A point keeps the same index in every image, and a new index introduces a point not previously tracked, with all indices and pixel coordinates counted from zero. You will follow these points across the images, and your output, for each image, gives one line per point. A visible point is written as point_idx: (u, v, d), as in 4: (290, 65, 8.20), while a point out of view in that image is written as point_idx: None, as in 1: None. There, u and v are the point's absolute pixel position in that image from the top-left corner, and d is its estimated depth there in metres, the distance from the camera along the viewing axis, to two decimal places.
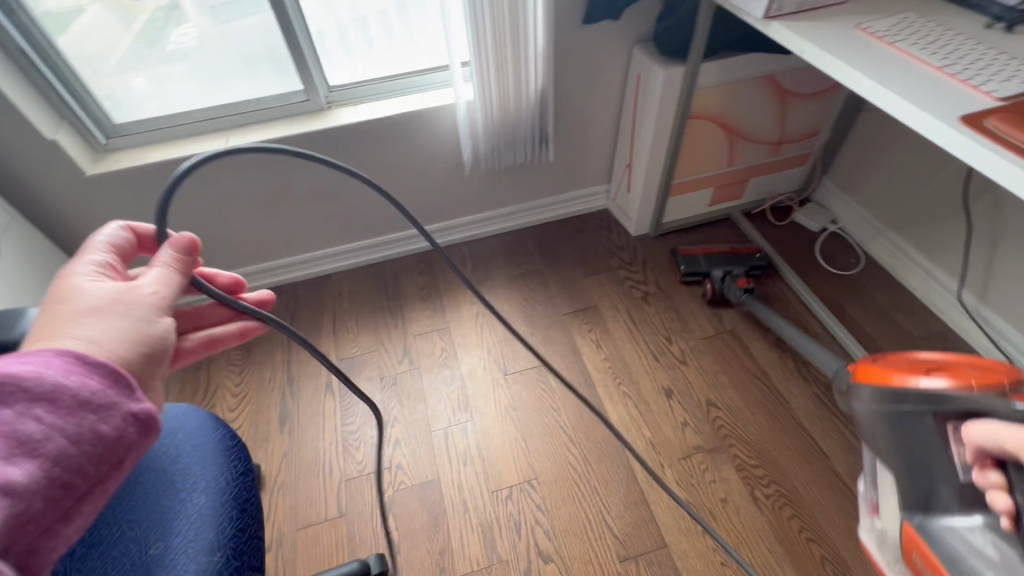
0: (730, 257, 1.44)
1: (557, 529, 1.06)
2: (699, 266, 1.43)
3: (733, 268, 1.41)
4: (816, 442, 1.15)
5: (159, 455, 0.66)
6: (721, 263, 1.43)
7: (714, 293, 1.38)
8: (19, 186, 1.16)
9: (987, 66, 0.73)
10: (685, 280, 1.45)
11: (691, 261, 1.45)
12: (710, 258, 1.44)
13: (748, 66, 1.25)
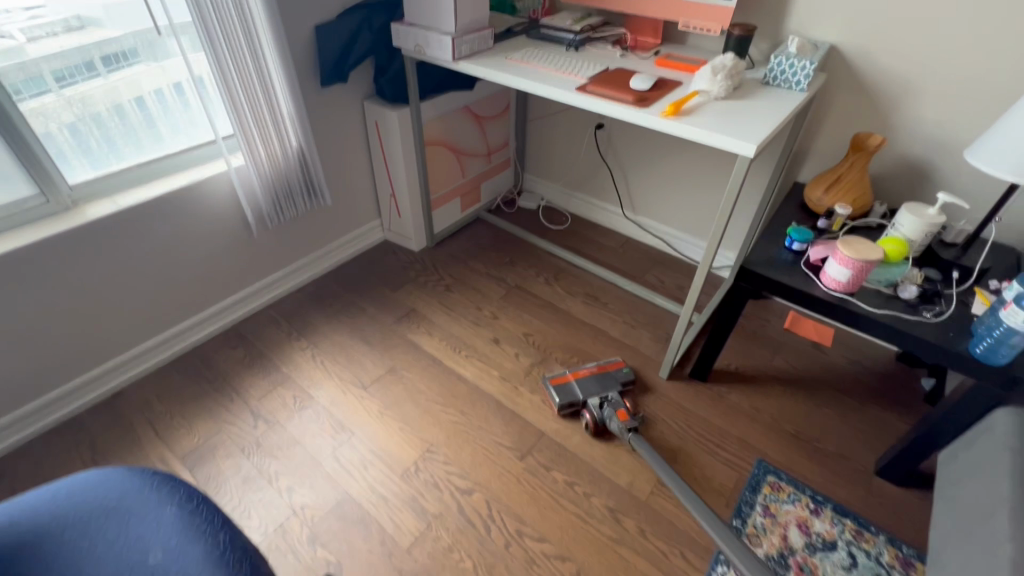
0: (602, 379, 1.40)
1: (467, 467, 1.24)
2: (575, 397, 1.35)
3: (611, 395, 1.34)
4: (597, 326, 1.65)
5: (94, 526, 0.61)
6: (599, 395, 1.35)
7: (595, 425, 1.29)
8: None
9: (576, 65, 1.31)
10: (564, 413, 1.36)
11: (565, 390, 1.37)
12: (583, 385, 1.38)
13: (451, 102, 1.73)
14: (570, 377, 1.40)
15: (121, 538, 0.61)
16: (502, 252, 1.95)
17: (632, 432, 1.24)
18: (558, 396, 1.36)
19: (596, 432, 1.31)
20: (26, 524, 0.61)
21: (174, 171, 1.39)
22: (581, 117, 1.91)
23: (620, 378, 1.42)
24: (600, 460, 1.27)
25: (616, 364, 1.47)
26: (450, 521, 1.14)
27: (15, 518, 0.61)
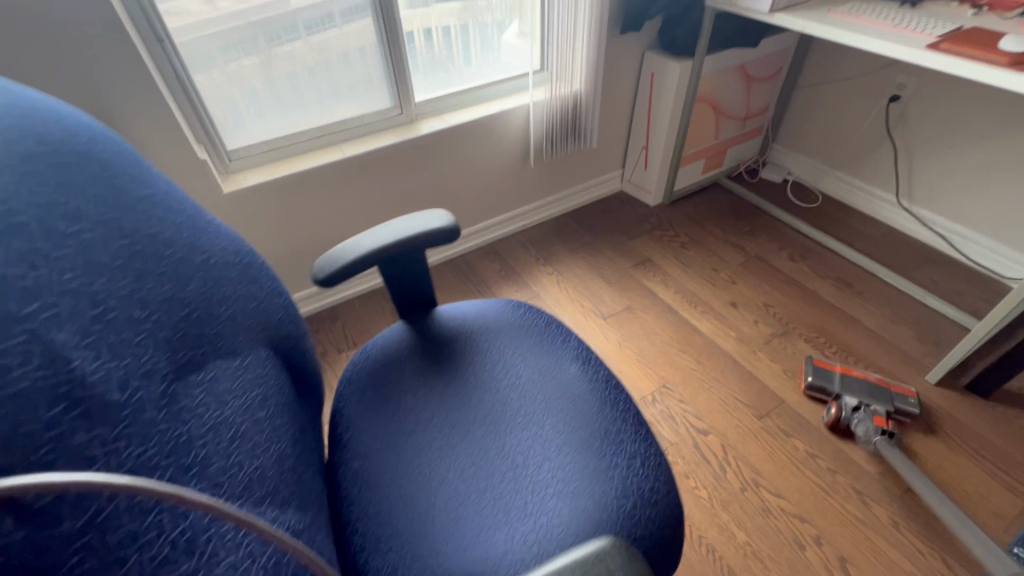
0: (874, 386, 1.27)
1: (702, 411, 1.30)
2: (833, 385, 1.28)
3: (877, 406, 1.22)
4: (848, 312, 1.54)
5: (512, 335, 0.81)
6: (864, 399, 1.23)
7: (837, 420, 1.22)
8: None
9: (918, 21, 1.19)
10: (810, 392, 1.31)
11: (825, 373, 1.31)
12: (848, 380, 1.29)
13: (731, 59, 1.69)
14: (838, 368, 1.32)
15: (519, 350, 0.78)
16: (741, 220, 1.90)
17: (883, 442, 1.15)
18: (813, 373, 1.31)
19: (834, 425, 1.24)
20: (471, 323, 0.83)
21: (481, 102, 1.62)
22: (871, 86, 1.73)
23: (901, 403, 1.25)
24: (847, 443, 1.22)
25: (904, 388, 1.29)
26: (685, 452, 1.22)
27: (463, 318, 0.84)
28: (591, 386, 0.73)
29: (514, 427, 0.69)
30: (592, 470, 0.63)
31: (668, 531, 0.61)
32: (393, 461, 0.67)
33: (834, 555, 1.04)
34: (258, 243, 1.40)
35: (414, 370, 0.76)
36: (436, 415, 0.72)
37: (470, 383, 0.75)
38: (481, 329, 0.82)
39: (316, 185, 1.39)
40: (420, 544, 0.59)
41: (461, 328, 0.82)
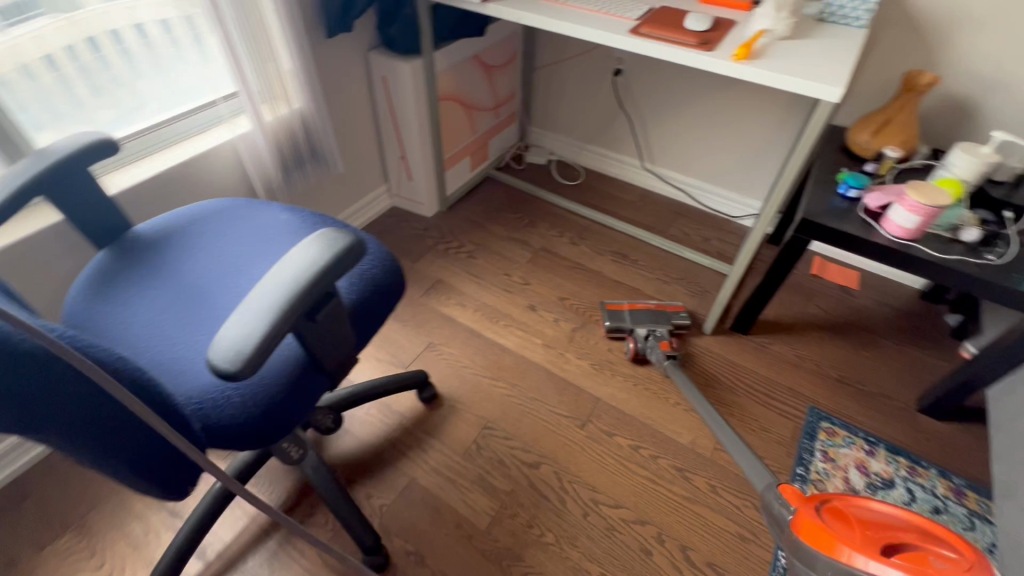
0: (656, 314, 1.42)
1: (530, 442, 1.21)
2: (624, 323, 1.40)
3: (660, 330, 1.37)
4: (630, 284, 1.61)
5: (226, 216, 0.98)
6: (649, 327, 1.38)
7: (636, 354, 1.36)
8: None
9: (618, 5, 1.19)
10: (611, 335, 1.43)
11: (617, 315, 1.43)
12: (636, 315, 1.42)
13: (462, 49, 1.56)
14: (625, 306, 1.44)
15: (238, 222, 0.97)
16: (519, 212, 1.86)
17: (671, 364, 1.31)
18: (608, 317, 1.42)
19: (636, 358, 1.38)
20: (186, 220, 0.97)
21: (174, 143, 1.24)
22: (596, 62, 1.78)
23: (678, 317, 1.42)
24: (660, 422, 1.26)
25: (675, 305, 1.47)
26: (524, 497, 1.12)
27: (177, 220, 0.97)
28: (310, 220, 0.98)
29: (257, 266, 0.89)
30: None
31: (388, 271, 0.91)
32: (152, 323, 0.81)
33: (676, 546, 1.06)
34: None
35: (146, 273, 0.88)
36: (182, 285, 0.87)
37: (205, 258, 0.91)
38: (194, 222, 0.97)
39: None
40: (206, 360, 0.78)
41: (177, 228, 0.96)
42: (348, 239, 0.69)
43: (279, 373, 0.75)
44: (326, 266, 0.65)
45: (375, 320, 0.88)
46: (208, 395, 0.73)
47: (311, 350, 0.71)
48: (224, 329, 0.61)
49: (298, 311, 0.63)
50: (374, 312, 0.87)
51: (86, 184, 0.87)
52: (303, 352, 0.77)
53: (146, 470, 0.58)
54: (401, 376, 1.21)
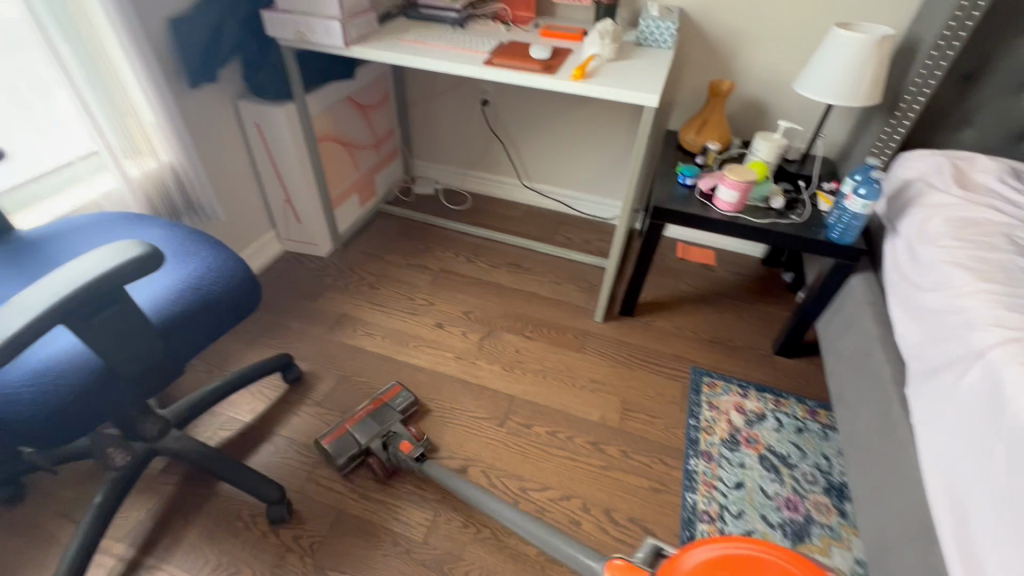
0: (378, 413, 1.23)
1: (455, 448, 1.26)
2: (356, 445, 1.18)
3: (394, 428, 1.21)
4: (527, 290, 1.74)
5: (101, 227, 1.02)
6: (376, 428, 1.20)
7: (384, 468, 1.16)
8: None
9: (471, 42, 1.34)
10: (349, 468, 1.18)
11: (343, 444, 1.18)
12: (359, 428, 1.20)
13: (333, 93, 1.62)
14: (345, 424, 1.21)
15: (112, 229, 1.02)
16: (414, 240, 1.93)
17: (424, 461, 1.15)
18: (340, 455, 1.16)
19: (386, 475, 1.18)
20: (56, 229, 1.02)
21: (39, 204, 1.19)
22: (464, 95, 1.94)
23: (397, 423, 1.23)
24: (571, 405, 1.38)
25: (394, 390, 1.31)
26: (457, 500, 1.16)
27: (48, 228, 1.02)
28: (162, 240, 0.97)
29: None
30: (161, 279, 0.87)
31: (236, 286, 0.91)
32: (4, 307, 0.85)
33: (601, 511, 1.16)
34: None
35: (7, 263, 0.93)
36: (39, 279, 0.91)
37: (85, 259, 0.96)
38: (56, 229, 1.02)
39: None
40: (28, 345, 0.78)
41: (51, 232, 1.01)
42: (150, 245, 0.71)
43: (70, 374, 0.72)
44: (115, 266, 0.67)
45: (200, 335, 0.86)
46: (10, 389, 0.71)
47: (97, 351, 0.71)
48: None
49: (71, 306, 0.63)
50: (199, 324, 0.85)
51: None
52: (100, 362, 0.75)
53: None
54: (263, 362, 1.31)
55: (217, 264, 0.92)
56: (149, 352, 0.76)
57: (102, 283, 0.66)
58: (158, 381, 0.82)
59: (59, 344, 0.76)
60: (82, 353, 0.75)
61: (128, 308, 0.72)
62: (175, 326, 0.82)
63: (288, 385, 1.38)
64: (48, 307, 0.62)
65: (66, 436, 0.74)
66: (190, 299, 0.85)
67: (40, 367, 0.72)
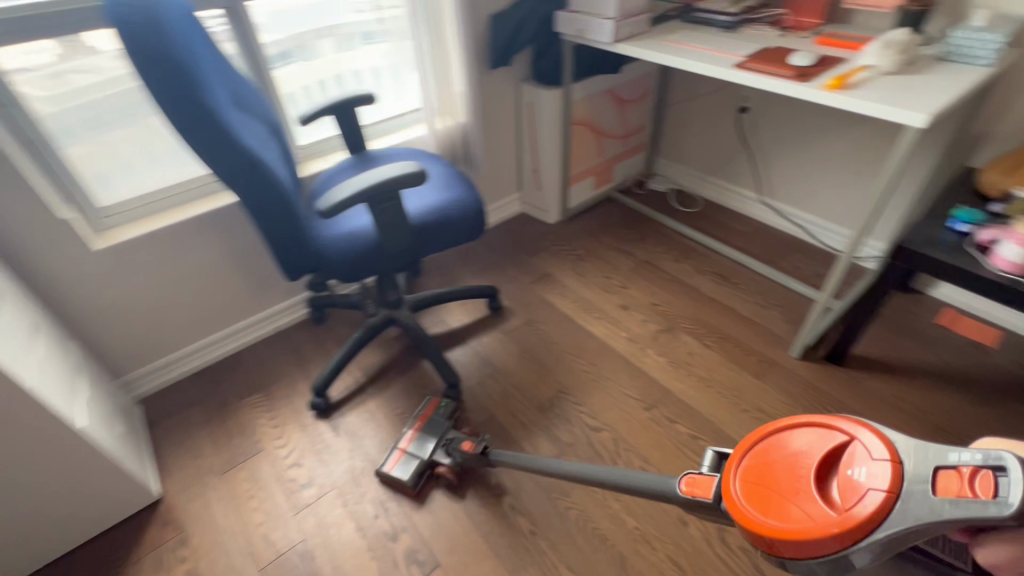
0: (429, 426, 1.29)
1: (597, 410, 1.38)
2: (419, 462, 1.22)
3: (450, 434, 1.25)
4: (724, 302, 1.69)
5: (409, 155, 1.47)
6: (432, 437, 1.26)
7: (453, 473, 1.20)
8: (33, 284, 1.19)
9: (732, 45, 1.37)
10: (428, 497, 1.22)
11: (407, 463, 1.23)
12: (416, 445, 1.25)
13: (597, 84, 1.85)
14: (402, 447, 1.26)
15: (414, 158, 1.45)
16: (631, 229, 2.05)
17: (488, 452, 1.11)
18: (406, 479, 1.20)
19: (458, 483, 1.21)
20: (384, 152, 1.51)
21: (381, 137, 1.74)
22: (723, 101, 1.93)
23: (449, 429, 1.28)
24: (725, 422, 1.33)
25: (435, 401, 1.37)
26: (581, 451, 1.29)
27: (382, 151, 1.52)
28: (439, 174, 1.34)
29: None
30: (429, 198, 1.23)
31: (470, 215, 1.22)
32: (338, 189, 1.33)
33: (714, 526, 1.13)
34: (140, 300, 1.36)
35: (354, 166, 1.44)
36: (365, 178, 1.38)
37: None
38: (385, 153, 1.50)
39: (197, 236, 1.38)
40: (348, 215, 1.24)
41: (382, 153, 1.50)
42: (421, 169, 1.04)
43: (361, 241, 1.15)
44: (398, 176, 1.01)
45: (436, 241, 1.19)
46: (335, 239, 1.16)
47: (379, 229, 1.08)
48: (333, 192, 1.01)
49: (368, 194, 1.00)
50: (438, 233, 1.18)
51: (351, 116, 1.45)
52: (376, 240, 1.15)
53: (277, 246, 1.08)
54: (477, 287, 1.65)
55: (464, 198, 1.24)
56: (404, 240, 1.12)
57: (387, 185, 1.01)
58: (403, 264, 1.19)
59: (367, 220, 1.21)
60: (372, 231, 1.17)
61: (399, 206, 1.07)
62: (425, 229, 1.17)
63: (489, 312, 1.70)
64: (360, 191, 0.99)
65: (354, 274, 1.17)
66: (439, 213, 1.19)
67: (353, 230, 1.18)
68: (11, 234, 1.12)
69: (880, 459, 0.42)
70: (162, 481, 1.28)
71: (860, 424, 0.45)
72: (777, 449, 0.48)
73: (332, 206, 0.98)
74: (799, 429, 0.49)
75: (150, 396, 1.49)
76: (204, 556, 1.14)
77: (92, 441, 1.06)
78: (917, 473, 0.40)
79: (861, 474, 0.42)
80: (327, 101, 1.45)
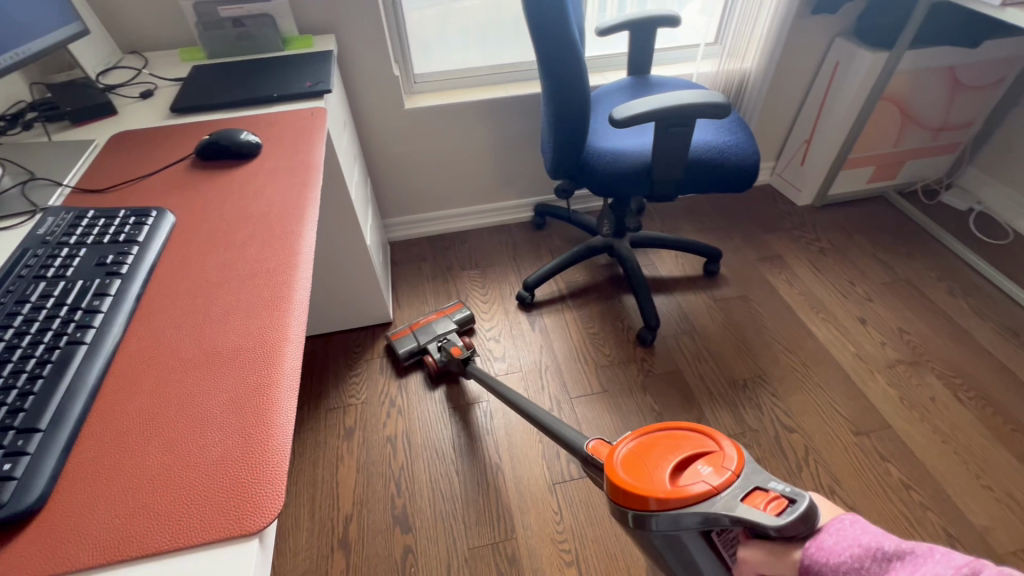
0: (435, 323, 1.40)
1: (793, 410, 1.27)
2: (412, 349, 1.36)
3: (448, 336, 1.36)
4: (1001, 361, 1.36)
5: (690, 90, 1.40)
6: (436, 331, 1.38)
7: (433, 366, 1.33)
8: (359, 123, 1.47)
9: None
10: (407, 369, 1.39)
11: (402, 343, 1.38)
12: (418, 334, 1.38)
13: (935, 57, 1.51)
14: (408, 330, 1.41)
15: None
16: (899, 240, 1.73)
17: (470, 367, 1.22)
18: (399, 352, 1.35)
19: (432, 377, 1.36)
20: (665, 81, 1.47)
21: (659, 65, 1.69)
22: None
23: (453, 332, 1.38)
24: (954, 487, 1.12)
25: (456, 306, 1.48)
26: (764, 441, 1.22)
27: (662, 79, 1.48)
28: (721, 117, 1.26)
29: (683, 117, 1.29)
30: (707, 137, 1.18)
31: (746, 167, 1.14)
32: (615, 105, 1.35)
33: None
34: (419, 161, 1.60)
35: (632, 88, 1.43)
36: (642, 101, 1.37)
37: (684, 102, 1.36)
38: (665, 82, 1.46)
39: (477, 119, 1.54)
40: (620, 134, 1.26)
41: (662, 81, 1.46)
42: (724, 102, 0.99)
43: (629, 162, 1.17)
44: (700, 104, 0.98)
45: (700, 183, 1.15)
46: (605, 153, 1.20)
47: (655, 154, 1.08)
48: (629, 104, 1.02)
49: (665, 115, 0.99)
50: (705, 176, 1.14)
51: (647, 36, 1.42)
52: (644, 165, 1.15)
53: (558, 146, 1.16)
54: (701, 245, 1.58)
55: (745, 148, 1.16)
56: (675, 173, 1.10)
57: (685, 111, 0.98)
58: (659, 196, 1.18)
59: (644, 143, 1.22)
60: (641, 155, 1.18)
61: (686, 136, 1.04)
62: (696, 168, 1.13)
63: (702, 274, 1.63)
64: (657, 109, 0.99)
65: (609, 191, 1.21)
66: (716, 156, 1.13)
67: (629, 147, 1.20)
68: (358, 79, 1.38)
69: (725, 467, 0.47)
70: (395, 309, 1.57)
71: (732, 444, 0.50)
72: (675, 442, 0.53)
73: (628, 117, 0.99)
74: (693, 442, 0.52)
75: (398, 241, 1.79)
76: (413, 378, 1.38)
77: (370, 258, 1.32)
78: (741, 484, 0.46)
79: (702, 471, 0.48)
80: (628, 16, 1.44)
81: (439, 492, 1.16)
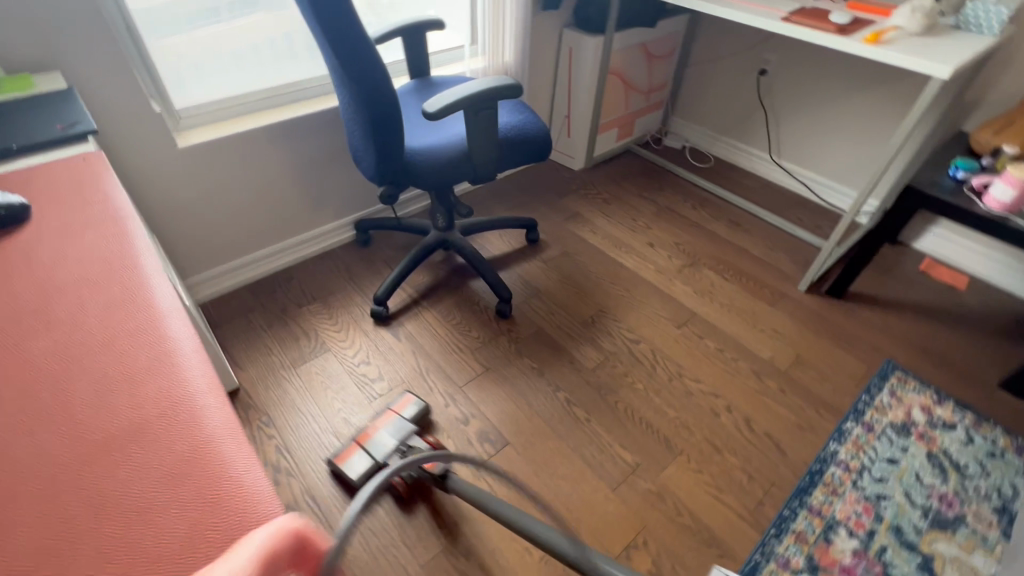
0: (391, 431, 1.17)
1: (633, 326, 1.54)
2: (370, 470, 1.11)
3: (411, 442, 1.15)
4: (738, 244, 1.87)
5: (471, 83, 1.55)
6: (394, 441, 1.15)
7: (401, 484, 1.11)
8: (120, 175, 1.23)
9: (773, 2, 1.51)
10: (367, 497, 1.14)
11: (354, 466, 1.12)
12: (372, 450, 1.14)
13: (633, 36, 1.96)
14: (356, 445, 1.15)
15: None
16: (651, 179, 2.20)
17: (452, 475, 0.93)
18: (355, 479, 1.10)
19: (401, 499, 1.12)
20: (446, 80, 1.58)
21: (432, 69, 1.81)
22: (745, 63, 2.08)
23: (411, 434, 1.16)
24: (746, 338, 1.52)
25: (405, 400, 1.27)
26: (623, 358, 1.45)
27: (442, 78, 1.59)
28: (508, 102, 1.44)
29: None
30: (504, 119, 1.33)
31: (542, 137, 1.32)
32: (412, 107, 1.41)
33: (741, 416, 1.31)
34: (212, 204, 1.41)
35: (420, 89, 1.51)
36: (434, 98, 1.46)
37: None
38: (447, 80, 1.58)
39: (268, 146, 1.43)
40: (428, 131, 1.33)
41: (444, 80, 1.58)
42: (514, 83, 1.14)
43: (447, 152, 1.24)
44: (496, 88, 1.10)
45: (512, 159, 1.30)
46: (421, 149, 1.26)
47: (470, 140, 1.18)
48: (435, 98, 1.09)
49: (471, 102, 1.09)
50: (515, 151, 1.29)
51: (419, 41, 1.51)
52: (462, 152, 1.25)
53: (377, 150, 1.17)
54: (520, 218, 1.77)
55: (537, 123, 1.34)
56: (491, 153, 1.22)
57: (486, 96, 1.10)
58: (482, 178, 1.29)
59: (454, 134, 1.31)
60: (456, 144, 1.27)
61: (491, 118, 1.16)
62: (505, 146, 1.27)
63: (527, 244, 1.82)
64: (462, 97, 1.08)
65: (436, 184, 1.27)
66: (517, 133, 1.29)
67: (442, 140, 1.28)
68: (106, 122, 1.15)
69: None
70: (237, 372, 1.37)
71: None
72: None
73: (441, 108, 1.07)
74: None
75: (210, 301, 1.55)
76: (291, 434, 1.24)
77: None
78: None
79: None
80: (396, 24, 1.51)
81: (367, 530, 1.08)
